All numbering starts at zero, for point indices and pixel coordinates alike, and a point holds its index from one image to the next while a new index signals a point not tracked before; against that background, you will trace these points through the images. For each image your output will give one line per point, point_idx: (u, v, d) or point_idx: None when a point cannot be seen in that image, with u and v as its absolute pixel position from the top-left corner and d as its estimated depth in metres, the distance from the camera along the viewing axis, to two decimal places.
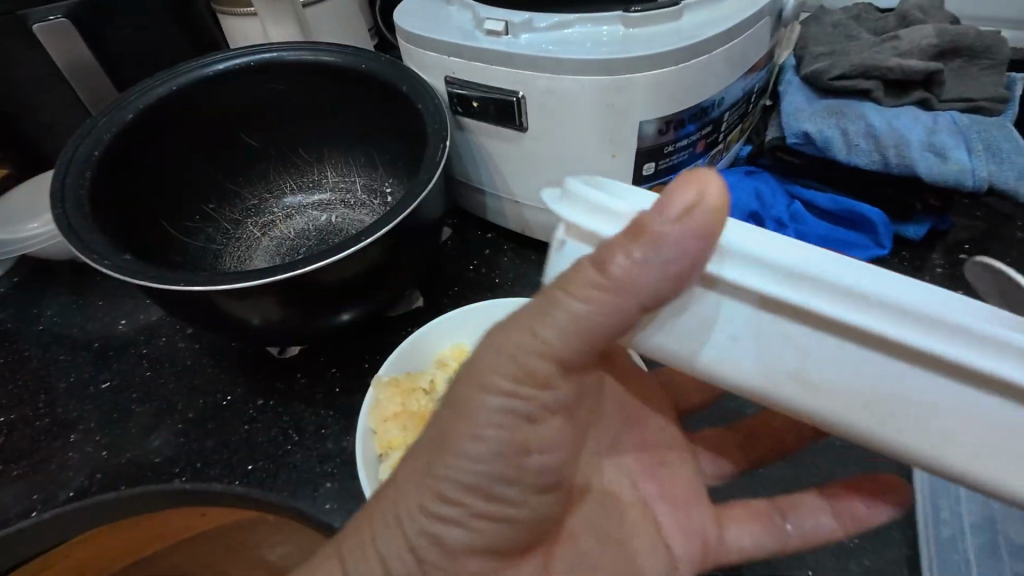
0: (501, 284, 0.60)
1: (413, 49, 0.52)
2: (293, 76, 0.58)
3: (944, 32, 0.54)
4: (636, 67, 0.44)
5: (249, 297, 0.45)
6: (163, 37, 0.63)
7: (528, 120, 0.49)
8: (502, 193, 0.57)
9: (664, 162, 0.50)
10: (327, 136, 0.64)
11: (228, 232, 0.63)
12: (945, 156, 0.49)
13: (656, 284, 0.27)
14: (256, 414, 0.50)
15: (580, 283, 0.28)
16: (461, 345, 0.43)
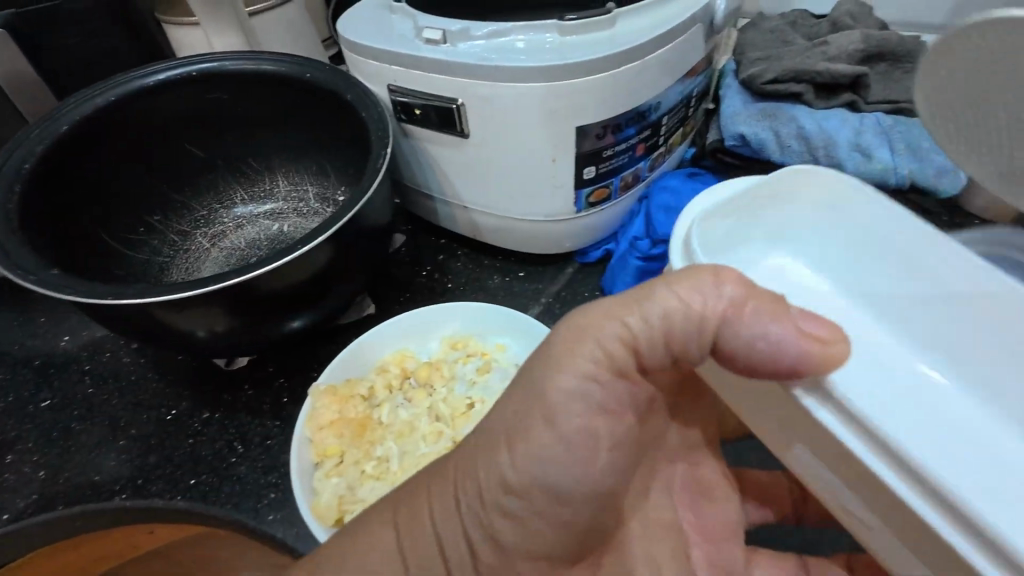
0: (452, 289, 0.60)
1: (357, 58, 0.53)
2: (237, 86, 0.58)
3: (870, 37, 0.56)
4: (569, 73, 0.45)
5: (188, 309, 0.45)
6: (103, 46, 0.62)
7: (469, 126, 0.50)
8: (451, 199, 0.58)
9: (604, 166, 0.51)
10: (275, 145, 0.64)
11: (175, 244, 0.62)
12: (870, 156, 0.52)
13: (740, 341, 0.29)
14: (201, 428, 0.49)
15: (692, 283, 0.30)
16: (404, 351, 0.44)
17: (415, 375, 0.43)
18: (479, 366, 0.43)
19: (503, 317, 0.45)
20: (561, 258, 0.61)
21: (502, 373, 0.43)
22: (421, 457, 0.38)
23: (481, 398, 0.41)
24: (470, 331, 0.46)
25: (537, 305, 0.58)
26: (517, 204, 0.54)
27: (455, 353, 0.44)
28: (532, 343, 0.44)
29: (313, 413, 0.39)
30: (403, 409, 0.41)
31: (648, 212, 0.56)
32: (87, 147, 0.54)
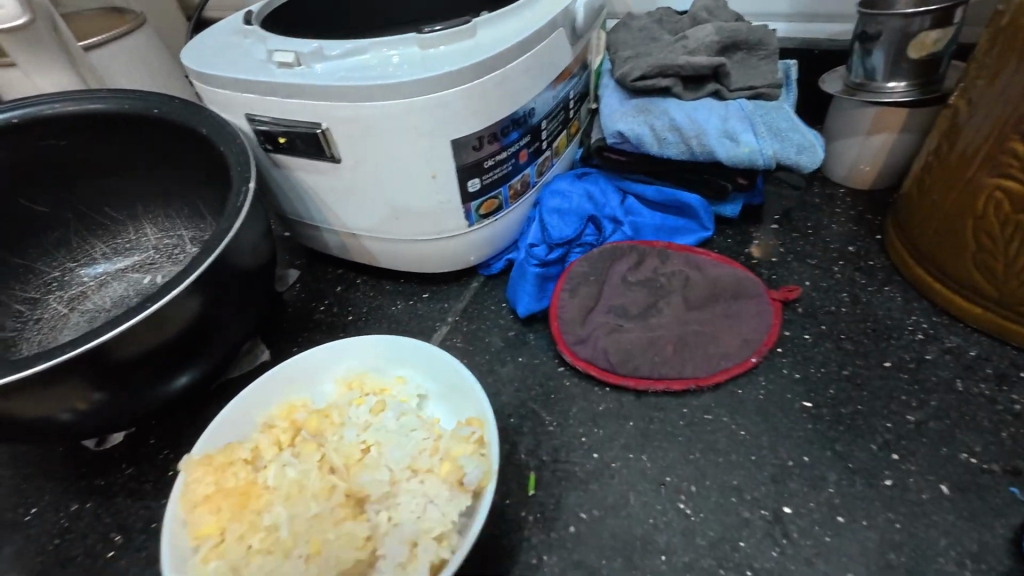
0: (354, 320, 0.57)
1: (209, 90, 0.49)
2: (68, 131, 0.51)
3: (723, 29, 0.59)
4: (432, 85, 0.43)
5: (31, 393, 0.39)
6: None
7: (339, 150, 0.47)
8: (338, 227, 0.54)
9: (488, 177, 0.50)
10: (131, 190, 0.57)
11: (22, 315, 0.54)
12: (737, 140, 0.54)
13: None
14: (69, 524, 0.43)
15: None
16: (295, 403, 0.41)
17: (287, 424, 0.40)
18: (372, 406, 0.41)
19: (389, 346, 0.43)
20: (465, 274, 0.59)
21: (399, 408, 0.40)
22: (312, 518, 0.34)
23: (376, 439, 0.39)
24: (364, 367, 0.44)
25: (443, 326, 0.55)
26: (405, 225, 0.52)
27: (350, 395, 0.42)
28: (436, 372, 0.42)
29: (186, 487, 0.36)
30: (291, 470, 0.37)
31: (541, 218, 0.56)
32: None
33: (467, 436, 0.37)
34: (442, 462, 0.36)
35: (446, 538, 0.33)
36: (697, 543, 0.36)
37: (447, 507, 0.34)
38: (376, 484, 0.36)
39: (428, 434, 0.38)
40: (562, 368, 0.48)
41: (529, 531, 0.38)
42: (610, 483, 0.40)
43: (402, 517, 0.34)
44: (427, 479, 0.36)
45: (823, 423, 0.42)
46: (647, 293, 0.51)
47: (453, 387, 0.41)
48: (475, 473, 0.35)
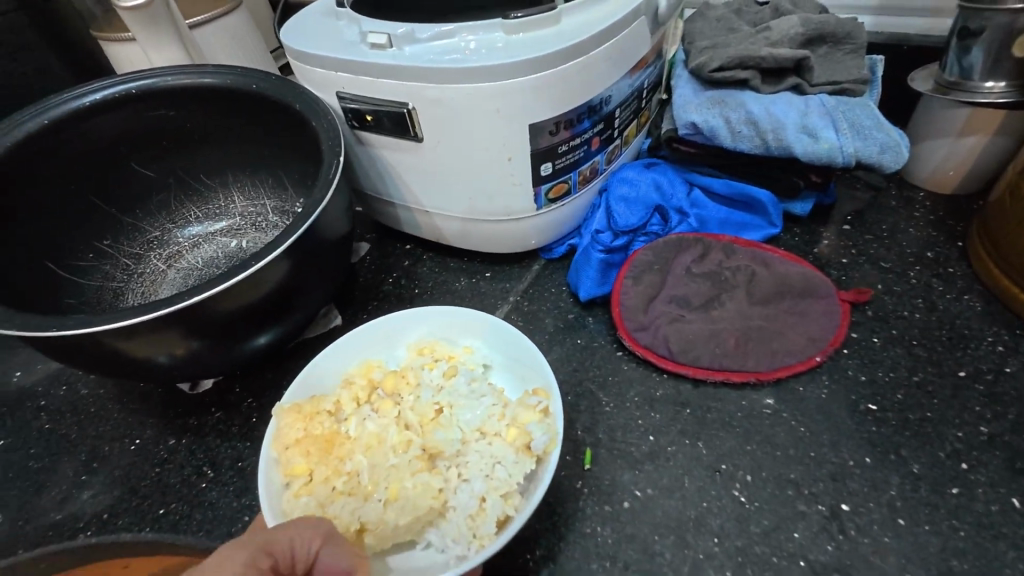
0: (420, 294, 0.59)
1: (304, 67, 0.52)
2: (178, 102, 0.56)
3: (809, 21, 0.58)
4: (518, 70, 0.45)
5: (145, 334, 0.43)
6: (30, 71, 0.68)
7: (421, 129, 0.49)
8: (412, 204, 0.57)
9: (561, 162, 0.52)
10: (226, 159, 0.62)
11: (128, 268, 0.60)
12: (817, 137, 0.53)
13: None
14: (167, 456, 0.47)
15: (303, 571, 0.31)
16: (372, 363, 0.44)
17: (366, 380, 0.43)
18: (444, 369, 0.43)
19: (460, 315, 0.46)
20: (527, 256, 0.61)
21: (469, 374, 0.43)
22: (390, 468, 0.38)
23: (448, 400, 0.41)
24: (436, 335, 0.47)
25: (505, 304, 0.57)
26: (477, 205, 0.54)
27: (421, 359, 0.44)
28: (506, 343, 0.44)
29: (279, 429, 0.40)
30: (370, 423, 0.40)
31: (607, 206, 0.56)
32: (22, 182, 0.51)
33: (534, 404, 0.39)
34: (510, 427, 0.39)
35: (512, 498, 0.36)
36: (751, 530, 0.37)
37: (513, 468, 0.36)
38: (449, 442, 0.39)
39: (496, 401, 0.41)
40: (621, 353, 0.50)
41: (583, 504, 0.40)
42: (666, 465, 0.41)
43: (471, 474, 0.37)
44: (495, 442, 0.38)
45: (889, 428, 0.41)
46: (711, 285, 0.51)
47: (520, 359, 0.43)
48: (542, 440, 0.37)
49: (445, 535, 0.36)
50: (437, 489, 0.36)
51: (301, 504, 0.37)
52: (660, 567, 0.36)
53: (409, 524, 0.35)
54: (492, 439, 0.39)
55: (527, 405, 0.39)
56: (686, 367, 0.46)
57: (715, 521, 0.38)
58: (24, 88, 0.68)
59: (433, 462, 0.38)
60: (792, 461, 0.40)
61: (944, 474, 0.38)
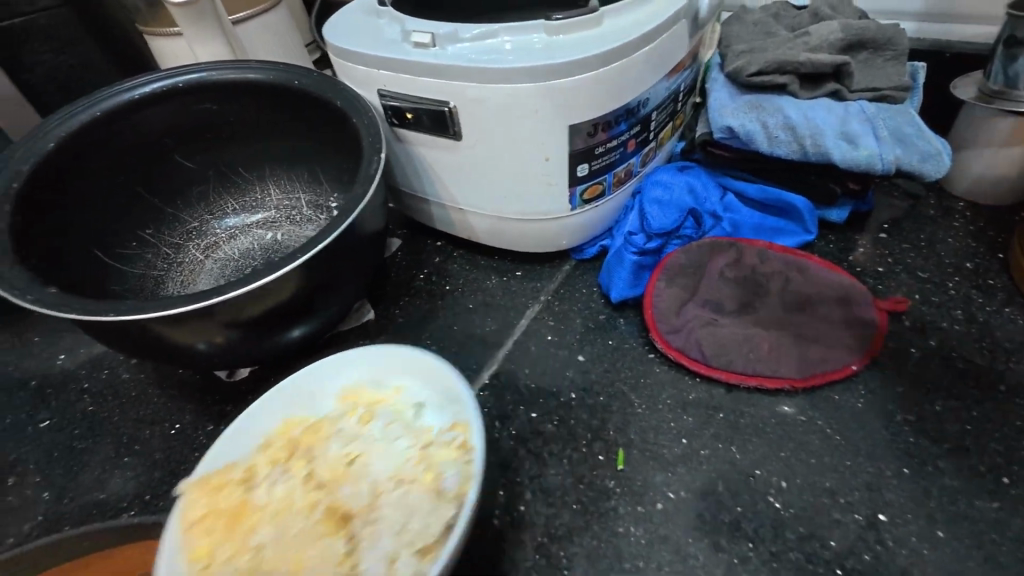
0: (451, 291, 0.60)
1: (346, 64, 0.53)
2: (221, 97, 0.57)
3: (849, 27, 0.57)
4: (560, 71, 0.45)
5: (189, 323, 0.45)
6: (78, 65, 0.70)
7: (461, 127, 0.50)
8: (447, 201, 0.58)
9: (597, 163, 0.52)
10: (265, 154, 0.63)
11: (168, 257, 0.61)
12: (856, 144, 0.53)
13: None
14: (206, 441, 0.49)
15: None
16: (303, 419, 0.45)
17: (296, 437, 0.43)
18: (360, 420, 0.44)
19: (371, 361, 0.45)
20: (557, 257, 0.61)
21: (386, 422, 0.43)
22: (297, 535, 0.38)
23: (359, 451, 0.42)
24: (358, 380, 0.46)
25: (536, 303, 0.57)
26: (512, 204, 0.54)
27: (333, 415, 0.44)
28: (426, 384, 0.44)
29: (185, 506, 0.38)
30: (279, 486, 0.41)
31: (640, 208, 0.56)
32: (74, 171, 0.53)
33: (450, 442, 0.40)
34: (425, 474, 0.39)
35: (430, 549, 0.35)
36: (784, 536, 0.37)
37: (429, 520, 0.37)
38: (356, 497, 0.40)
39: (410, 450, 0.42)
40: (652, 356, 0.50)
41: (616, 503, 0.40)
42: (698, 468, 0.41)
43: (381, 529, 0.38)
44: (413, 493, 0.39)
45: (927, 440, 0.41)
46: (744, 290, 0.51)
47: (440, 396, 0.43)
48: (455, 479, 0.38)
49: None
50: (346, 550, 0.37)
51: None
52: (693, 569, 0.37)
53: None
54: (407, 490, 0.39)
55: (439, 448, 0.40)
56: (719, 370, 0.46)
57: (749, 526, 0.38)
58: (71, 81, 0.70)
59: (342, 522, 0.39)
60: (828, 469, 0.40)
61: (984, 489, 0.38)
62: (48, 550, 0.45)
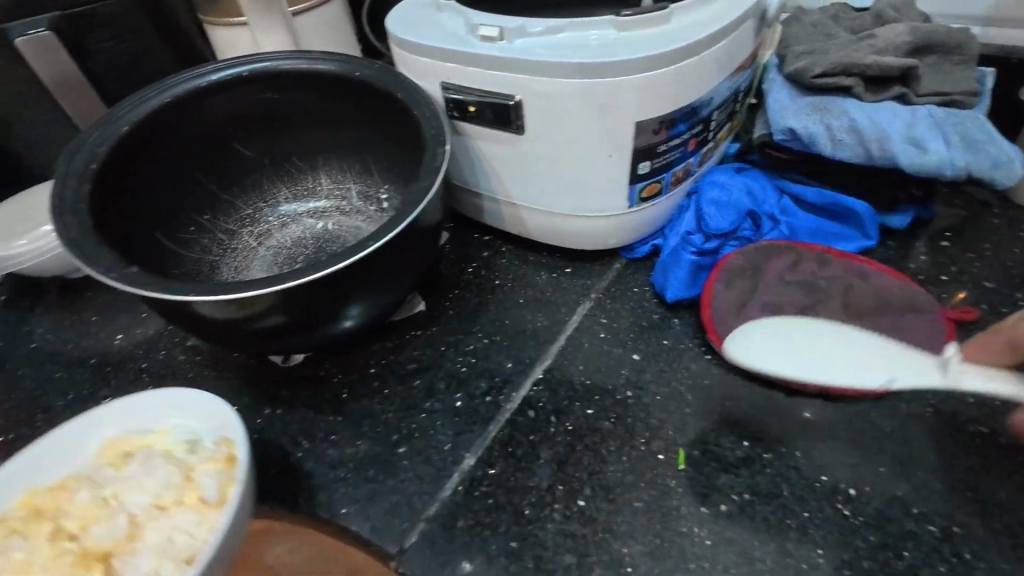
0: (501, 286, 0.60)
1: (408, 56, 0.53)
2: (282, 86, 0.58)
3: (917, 30, 0.56)
4: (631, 68, 0.45)
5: (253, 308, 0.45)
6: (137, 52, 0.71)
7: (525, 122, 0.50)
8: (501, 196, 0.57)
9: (658, 161, 0.52)
10: (320, 144, 0.64)
11: (223, 244, 0.62)
12: (924, 148, 0.51)
13: None
14: (263, 424, 0.50)
15: None
16: (34, 490, 0.43)
17: (41, 501, 0.42)
18: (117, 463, 0.44)
19: (135, 408, 0.46)
20: (607, 255, 0.61)
21: (144, 459, 0.44)
22: None
23: (113, 492, 0.42)
24: (125, 432, 0.46)
25: (587, 301, 0.57)
26: (570, 201, 0.54)
27: (103, 462, 0.44)
28: (188, 414, 0.46)
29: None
30: (19, 552, 0.40)
31: (697, 208, 0.56)
32: (142, 156, 0.54)
33: (217, 454, 0.43)
34: (186, 493, 0.41)
35: (194, 556, 0.39)
36: (855, 544, 0.37)
37: (192, 530, 0.40)
38: (111, 534, 0.40)
39: (162, 475, 0.42)
40: (710, 358, 0.49)
41: (679, 503, 0.40)
42: (763, 471, 0.41)
43: (143, 554, 0.39)
44: (175, 511, 0.41)
45: (1002, 453, 0.40)
46: (805, 294, 0.50)
47: (210, 421, 0.45)
48: (215, 486, 0.41)
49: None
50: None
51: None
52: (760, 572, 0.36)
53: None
54: (170, 511, 0.41)
55: (206, 470, 0.42)
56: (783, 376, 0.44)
57: (816, 532, 0.38)
58: (130, 68, 0.71)
59: (97, 564, 0.39)
60: (898, 478, 0.39)
61: None
62: None
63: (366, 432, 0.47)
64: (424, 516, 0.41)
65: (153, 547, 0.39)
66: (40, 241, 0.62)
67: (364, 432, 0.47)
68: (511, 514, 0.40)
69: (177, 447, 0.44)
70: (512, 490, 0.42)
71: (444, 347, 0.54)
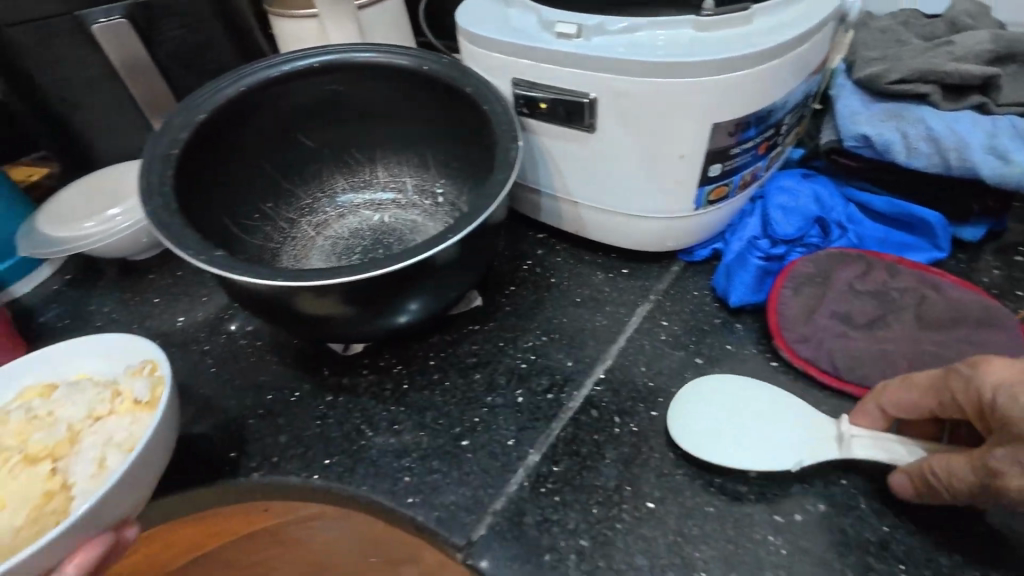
0: (557, 284, 0.59)
1: (479, 51, 0.53)
2: (349, 79, 0.59)
3: (999, 38, 0.55)
4: (713, 68, 0.45)
5: (323, 295, 0.46)
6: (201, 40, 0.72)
7: (597, 120, 0.50)
8: (561, 194, 0.57)
9: (729, 164, 0.51)
10: (380, 136, 0.65)
11: (283, 232, 0.63)
12: (1006, 159, 0.50)
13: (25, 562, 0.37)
14: (325, 411, 0.50)
15: None
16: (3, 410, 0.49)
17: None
18: (34, 395, 0.50)
19: (53, 359, 0.52)
20: (665, 257, 0.60)
21: (68, 386, 0.50)
22: (19, 480, 0.44)
23: (45, 410, 0.49)
24: (42, 374, 0.52)
25: (646, 302, 0.56)
26: (635, 201, 0.54)
27: (29, 399, 0.49)
28: (73, 348, 0.52)
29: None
30: None
31: (763, 212, 0.55)
32: (216, 143, 0.55)
33: (138, 370, 0.49)
34: (107, 402, 0.48)
35: (131, 442, 0.46)
36: (938, 562, 0.37)
37: (123, 426, 0.47)
38: (51, 437, 0.47)
39: (87, 394, 0.49)
40: (775, 364, 0.49)
41: (752, 510, 0.39)
42: (838, 482, 0.40)
43: (88, 448, 0.46)
44: (99, 419, 0.48)
45: None
46: (877, 304, 0.49)
47: (99, 357, 0.52)
48: (146, 389, 0.48)
49: (78, 503, 0.43)
50: (54, 472, 0.45)
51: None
52: None
53: (28, 515, 0.42)
54: (97, 417, 0.48)
55: (131, 382, 0.49)
56: (850, 383, 0.46)
57: (895, 545, 0.37)
58: (194, 57, 0.73)
59: (42, 462, 0.46)
60: None
61: None
62: (182, 499, 0.48)
63: (428, 423, 0.48)
64: (490, 510, 0.41)
65: (118, 437, 0.47)
66: (110, 222, 0.64)
67: (426, 422, 0.48)
68: (580, 513, 0.40)
69: (103, 377, 0.51)
70: (580, 489, 0.42)
71: (503, 342, 0.54)
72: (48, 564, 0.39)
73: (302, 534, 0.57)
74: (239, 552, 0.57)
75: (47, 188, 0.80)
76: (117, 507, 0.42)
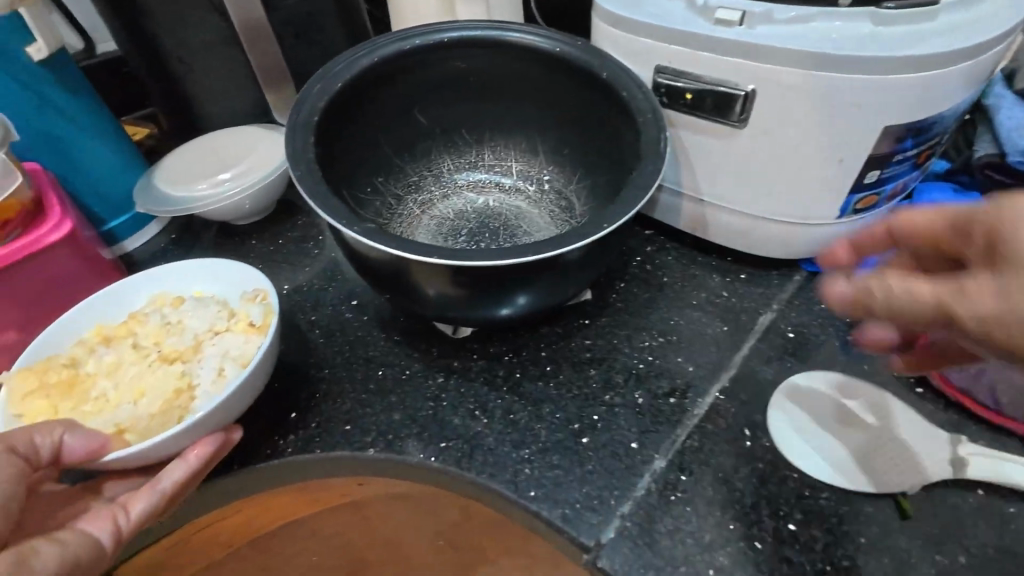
0: (670, 284, 0.56)
1: (619, 34, 0.50)
2: (475, 55, 0.58)
3: None
4: (896, 66, 0.41)
5: (453, 276, 0.45)
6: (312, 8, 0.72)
7: (749, 115, 0.47)
8: (688, 189, 0.54)
9: (886, 172, 0.48)
10: (493, 118, 0.63)
11: (391, 208, 0.62)
12: None
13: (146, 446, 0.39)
14: (437, 392, 0.49)
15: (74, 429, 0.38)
16: (137, 310, 0.51)
17: (113, 331, 0.49)
18: (162, 303, 0.51)
19: (178, 272, 0.53)
20: (786, 264, 0.57)
21: (193, 300, 0.51)
22: (150, 377, 0.46)
23: (174, 318, 0.50)
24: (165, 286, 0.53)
25: (768, 312, 0.53)
26: (773, 203, 0.51)
27: (158, 305, 0.51)
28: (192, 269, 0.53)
29: (9, 392, 0.44)
30: (107, 357, 0.47)
31: None
32: (348, 112, 0.55)
33: (255, 294, 0.50)
34: (228, 319, 0.49)
35: (247, 359, 0.46)
36: None
37: (239, 343, 0.47)
38: (179, 343, 0.48)
39: (210, 309, 0.50)
40: (921, 392, 0.46)
41: (908, 545, 0.38)
42: (1003, 526, 0.38)
43: (208, 360, 0.47)
44: (219, 333, 0.48)
45: None
46: None
47: (218, 277, 0.52)
48: (261, 313, 0.48)
49: (199, 404, 0.44)
50: (181, 373, 0.46)
51: (101, 419, 0.44)
52: None
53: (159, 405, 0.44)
54: (218, 331, 0.48)
55: (248, 306, 0.49)
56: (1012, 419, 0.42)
57: None
58: (303, 26, 0.72)
59: (174, 361, 0.47)
60: None
61: None
62: (299, 466, 0.48)
63: (547, 415, 0.46)
64: (619, 513, 0.41)
65: (233, 354, 0.47)
66: (220, 186, 0.65)
67: (545, 414, 0.46)
68: (716, 527, 0.39)
69: (225, 298, 0.51)
70: (715, 501, 0.41)
71: (618, 338, 0.52)
72: (166, 452, 0.41)
73: (394, 511, 0.56)
74: (325, 524, 0.56)
75: (150, 147, 0.81)
76: (226, 411, 0.42)
